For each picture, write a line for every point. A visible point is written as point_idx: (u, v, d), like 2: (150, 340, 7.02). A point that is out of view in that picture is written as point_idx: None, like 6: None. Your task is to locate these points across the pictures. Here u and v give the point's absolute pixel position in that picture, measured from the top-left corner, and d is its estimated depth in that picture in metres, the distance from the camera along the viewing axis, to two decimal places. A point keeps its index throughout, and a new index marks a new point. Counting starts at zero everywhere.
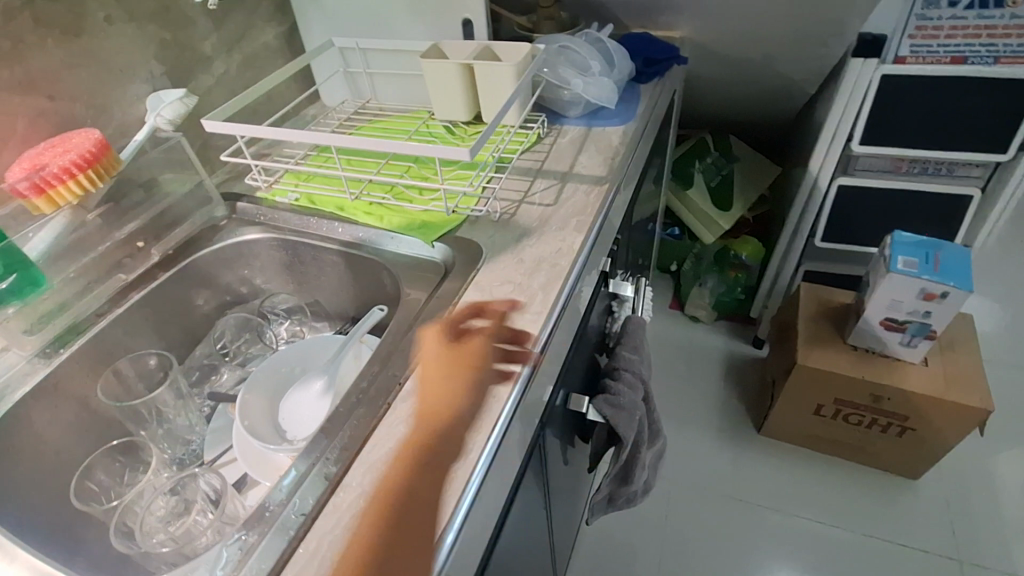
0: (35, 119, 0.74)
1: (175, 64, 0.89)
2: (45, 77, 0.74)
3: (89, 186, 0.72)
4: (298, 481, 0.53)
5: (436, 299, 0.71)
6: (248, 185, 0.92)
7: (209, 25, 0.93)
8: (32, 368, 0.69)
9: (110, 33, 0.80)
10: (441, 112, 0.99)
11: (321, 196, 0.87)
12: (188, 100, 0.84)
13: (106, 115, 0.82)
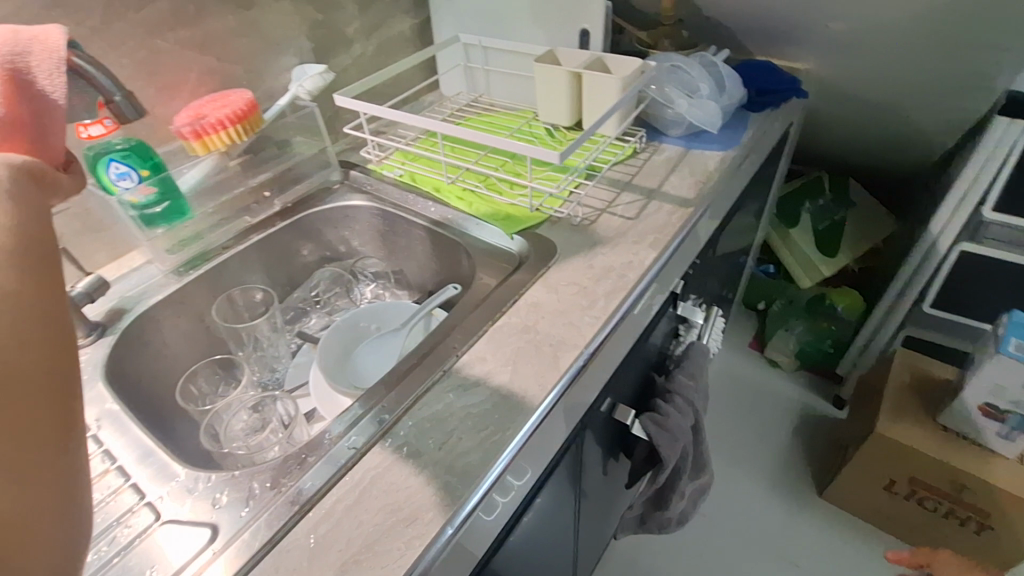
0: (204, 76, 0.88)
1: (321, 43, 1.01)
2: (218, 42, 0.88)
3: (236, 138, 0.84)
4: (353, 420, 0.59)
5: (504, 286, 0.75)
6: (362, 157, 1.03)
7: (355, 11, 1.05)
8: (166, 281, 0.82)
9: (274, 10, 0.93)
10: (545, 114, 1.03)
11: (422, 176, 0.96)
12: (326, 76, 0.96)
13: (258, 79, 0.95)
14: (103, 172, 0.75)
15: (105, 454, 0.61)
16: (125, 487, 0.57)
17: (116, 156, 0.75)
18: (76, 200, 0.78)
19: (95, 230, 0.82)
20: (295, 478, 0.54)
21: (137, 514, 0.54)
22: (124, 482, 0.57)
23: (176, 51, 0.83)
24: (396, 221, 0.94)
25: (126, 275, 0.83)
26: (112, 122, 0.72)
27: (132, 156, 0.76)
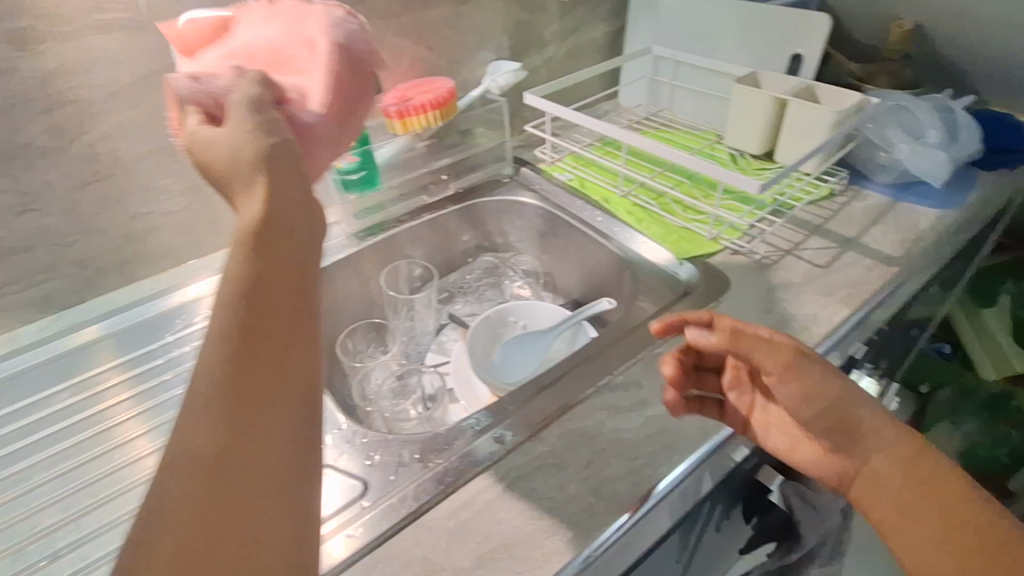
0: (414, 61, 0.94)
1: (519, 41, 1.04)
2: (432, 31, 0.93)
3: (432, 123, 0.88)
4: (503, 415, 0.59)
5: (669, 312, 0.72)
6: (536, 156, 1.04)
7: (557, 14, 1.06)
8: (347, 243, 0.89)
9: (486, 6, 0.97)
10: (733, 139, 0.97)
11: (593, 184, 0.95)
12: (519, 74, 0.98)
13: (458, 70, 0.99)
14: None
15: None
16: None
17: None
18: None
19: None
20: (442, 457, 0.56)
21: None
22: None
23: (397, 35, 0.90)
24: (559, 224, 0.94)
25: None
26: None
27: None
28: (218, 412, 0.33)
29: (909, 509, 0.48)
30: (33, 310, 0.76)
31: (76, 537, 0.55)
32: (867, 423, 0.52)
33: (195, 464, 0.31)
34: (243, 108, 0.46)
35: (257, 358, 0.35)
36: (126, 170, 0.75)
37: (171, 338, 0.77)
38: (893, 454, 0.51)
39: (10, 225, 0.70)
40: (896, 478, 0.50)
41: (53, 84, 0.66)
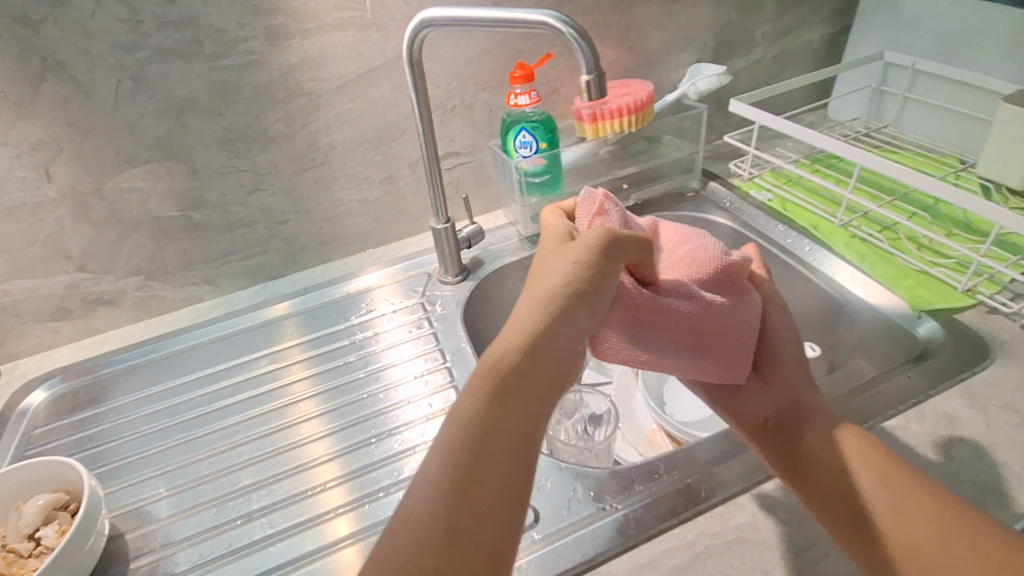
0: (611, 63, 0.89)
1: (725, 44, 0.95)
2: (635, 31, 0.88)
3: (625, 129, 0.83)
4: (691, 467, 0.53)
5: (900, 376, 0.59)
6: (729, 170, 0.94)
7: (772, 14, 0.95)
8: (520, 247, 0.88)
9: (695, 5, 0.89)
10: (993, 168, 0.79)
11: (800, 207, 0.83)
12: (722, 79, 0.91)
13: (655, 73, 0.93)
14: (511, 138, 0.80)
15: (455, 389, 0.68)
16: None
17: (528, 126, 0.79)
18: (478, 156, 0.88)
19: (480, 185, 0.91)
20: (622, 501, 0.51)
21: None
22: None
23: (598, 35, 0.86)
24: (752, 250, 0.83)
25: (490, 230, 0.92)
26: (536, 94, 0.77)
27: (540, 128, 0.80)
28: (467, 453, 0.37)
29: (905, 547, 0.41)
30: (248, 278, 0.85)
31: (264, 506, 0.59)
32: (848, 460, 0.45)
33: (439, 502, 0.35)
34: (600, 243, 0.42)
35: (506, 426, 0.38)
36: (338, 158, 0.80)
37: (349, 323, 0.81)
38: (952, 519, 0.41)
39: (243, 201, 0.78)
40: (902, 510, 0.42)
41: (293, 77, 0.72)
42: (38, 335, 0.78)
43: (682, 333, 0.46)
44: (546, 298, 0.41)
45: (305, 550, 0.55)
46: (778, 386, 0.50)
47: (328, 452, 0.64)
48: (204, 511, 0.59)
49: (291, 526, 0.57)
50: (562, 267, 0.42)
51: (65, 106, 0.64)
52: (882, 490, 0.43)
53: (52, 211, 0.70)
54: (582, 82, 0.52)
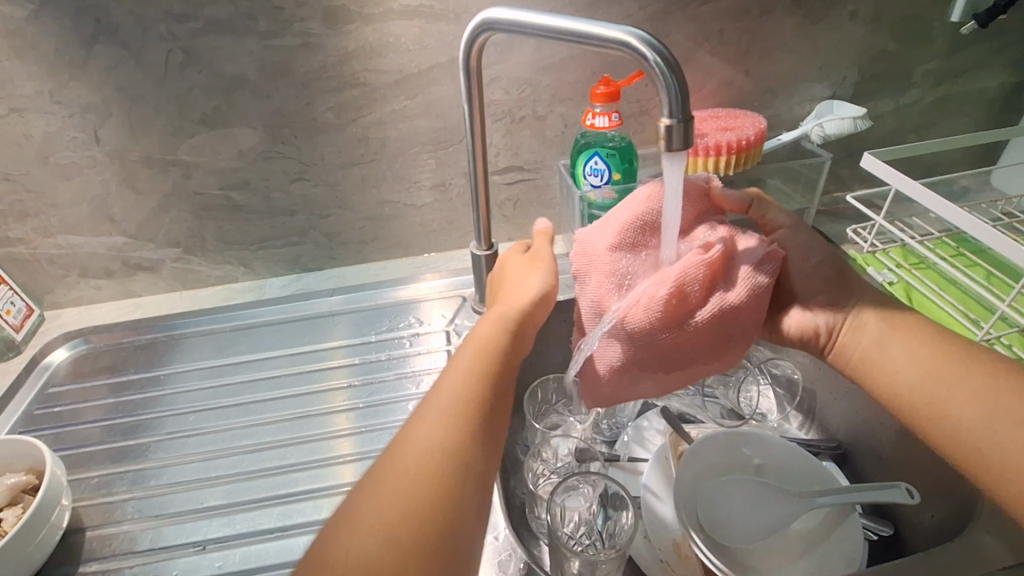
0: (721, 86, 0.75)
1: (871, 79, 0.77)
2: (757, 52, 0.73)
3: (721, 170, 0.68)
4: None
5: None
6: (845, 236, 0.78)
7: (942, 48, 0.76)
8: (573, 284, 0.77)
9: (841, 29, 0.72)
10: None
11: (929, 303, 0.65)
12: (859, 123, 0.73)
13: (773, 105, 0.77)
14: (581, 162, 0.69)
15: None
16: None
17: (603, 152, 0.67)
18: (544, 174, 0.77)
19: (542, 206, 0.80)
20: None
21: None
22: None
23: (709, 53, 0.72)
24: None
25: None
26: (618, 116, 0.65)
27: (616, 156, 0.68)
28: None
29: (937, 405, 0.45)
30: (284, 267, 0.82)
31: (251, 532, 0.53)
32: (874, 326, 0.48)
33: None
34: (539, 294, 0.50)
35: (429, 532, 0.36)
36: (389, 156, 0.73)
37: (402, 333, 0.74)
38: (971, 371, 0.44)
39: (286, 188, 0.74)
40: (930, 366, 0.45)
41: (349, 66, 0.66)
42: (82, 289, 0.79)
43: (668, 367, 0.45)
44: (470, 413, 0.41)
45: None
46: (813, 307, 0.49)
47: (346, 483, 0.57)
48: (191, 521, 0.54)
49: (275, 566, 0.50)
50: (465, 420, 0.40)
51: (115, 71, 0.64)
52: (910, 355, 0.46)
53: (100, 173, 0.70)
54: (660, 127, 0.40)
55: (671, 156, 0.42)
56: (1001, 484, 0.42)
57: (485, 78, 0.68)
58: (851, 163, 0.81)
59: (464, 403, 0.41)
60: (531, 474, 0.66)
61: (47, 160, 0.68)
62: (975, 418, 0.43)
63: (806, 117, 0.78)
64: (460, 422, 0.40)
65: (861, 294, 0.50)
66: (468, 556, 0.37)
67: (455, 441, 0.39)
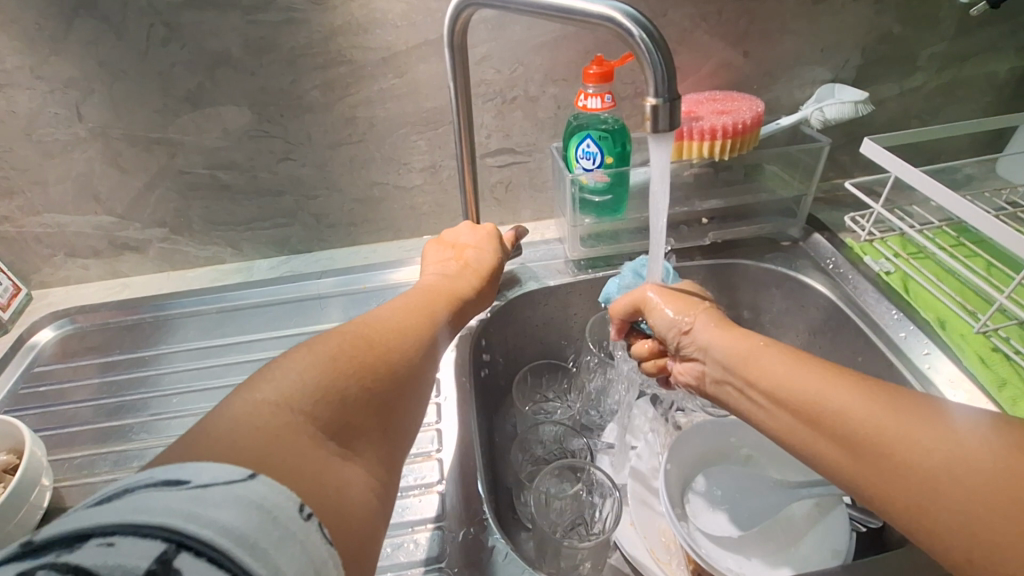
0: (719, 67, 0.72)
1: (875, 62, 0.75)
2: (757, 32, 0.70)
3: (716, 154, 0.66)
4: None
5: None
6: (843, 224, 0.76)
7: (950, 31, 0.73)
8: (564, 269, 0.76)
9: (845, 10, 0.70)
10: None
11: (927, 293, 0.64)
12: (861, 108, 0.71)
13: (772, 87, 0.75)
14: (573, 145, 0.67)
15: (436, 436, 0.58)
16: (435, 489, 0.53)
17: (594, 135, 0.66)
18: (536, 157, 0.76)
19: (534, 189, 0.79)
20: None
21: (430, 535, 0.49)
22: (436, 484, 0.54)
23: (707, 33, 0.70)
24: (848, 332, 0.66)
25: (535, 243, 0.80)
26: (611, 98, 0.63)
27: (608, 139, 0.66)
28: (338, 398, 0.35)
29: (820, 430, 0.39)
30: (273, 248, 0.80)
31: None
32: (767, 367, 0.43)
33: (315, 404, 0.34)
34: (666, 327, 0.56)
35: (359, 414, 0.36)
36: (377, 137, 0.71)
37: None
38: (841, 381, 0.39)
39: (272, 169, 0.72)
40: (836, 406, 0.38)
41: (335, 42, 0.64)
42: (69, 269, 0.79)
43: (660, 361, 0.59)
44: (428, 335, 0.45)
45: None
46: (693, 338, 0.52)
47: None
48: None
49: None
50: (388, 369, 0.39)
51: (97, 46, 0.62)
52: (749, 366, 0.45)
53: (84, 151, 0.69)
54: (647, 107, 0.41)
55: (657, 135, 0.44)
56: (922, 505, 0.34)
57: (474, 56, 0.67)
58: (851, 150, 0.79)
59: (406, 348, 0.42)
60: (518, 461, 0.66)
61: (31, 138, 0.67)
62: (920, 445, 0.34)
63: (807, 101, 0.75)
64: (403, 353, 0.42)
65: (736, 334, 0.48)
66: (326, 453, 0.33)
67: (407, 348, 0.42)
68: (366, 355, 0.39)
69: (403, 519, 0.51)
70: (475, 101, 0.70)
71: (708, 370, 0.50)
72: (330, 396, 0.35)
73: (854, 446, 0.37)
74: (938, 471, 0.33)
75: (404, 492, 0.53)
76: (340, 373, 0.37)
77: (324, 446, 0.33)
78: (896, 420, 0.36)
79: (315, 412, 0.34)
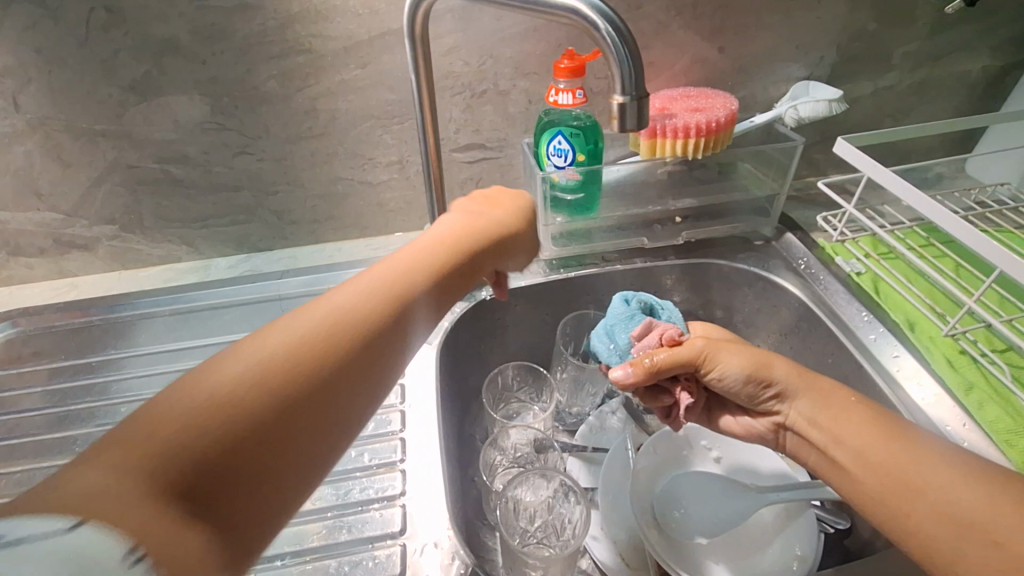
0: (693, 63, 0.71)
1: (848, 61, 0.74)
2: (731, 27, 0.69)
3: (690, 153, 0.65)
4: None
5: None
6: (815, 224, 0.75)
7: (923, 29, 0.73)
8: (536, 269, 0.74)
9: (819, 6, 0.69)
10: None
11: (897, 295, 0.64)
12: (835, 107, 0.70)
13: (747, 84, 0.74)
14: (544, 141, 0.65)
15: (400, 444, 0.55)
16: (399, 501, 0.50)
17: (566, 132, 0.63)
18: (507, 153, 0.73)
19: (505, 187, 0.77)
20: None
21: (392, 551, 0.47)
22: (400, 496, 0.51)
23: (682, 27, 0.68)
24: (819, 334, 0.65)
25: None
26: (583, 93, 0.61)
27: (580, 136, 0.64)
28: (250, 407, 0.29)
29: (919, 502, 0.38)
30: (232, 246, 0.77)
31: None
32: (866, 432, 0.42)
33: (215, 423, 0.28)
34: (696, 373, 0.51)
35: (285, 423, 0.30)
36: (340, 130, 0.68)
37: None
38: (960, 458, 0.39)
39: (228, 163, 0.69)
40: (948, 487, 0.37)
41: (292, 30, 0.61)
42: (12, 268, 0.74)
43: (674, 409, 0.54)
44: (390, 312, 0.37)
45: None
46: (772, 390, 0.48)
47: None
48: None
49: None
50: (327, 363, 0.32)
51: (30, 30, 0.58)
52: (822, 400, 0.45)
53: (22, 143, 0.64)
54: (615, 105, 0.40)
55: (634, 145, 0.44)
56: None
57: (440, 48, 0.64)
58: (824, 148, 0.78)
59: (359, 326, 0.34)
60: (488, 467, 0.64)
61: None
62: None
63: (781, 98, 0.74)
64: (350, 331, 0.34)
65: (827, 388, 0.46)
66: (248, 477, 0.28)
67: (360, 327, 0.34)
68: (295, 350, 0.32)
69: (363, 534, 0.48)
70: (443, 95, 0.67)
71: (791, 422, 0.47)
72: (285, 388, 0.30)
73: (958, 531, 0.36)
74: None
75: (365, 505, 0.50)
76: (264, 379, 0.30)
77: (226, 473, 0.27)
78: (985, 500, 0.36)
79: (223, 432, 0.28)
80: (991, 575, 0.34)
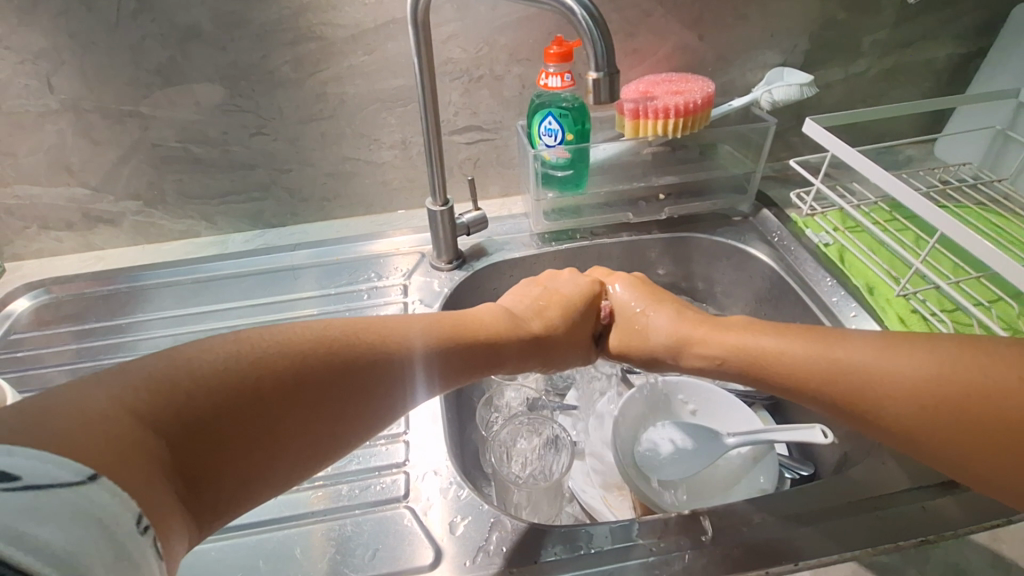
0: (676, 49, 0.76)
1: (821, 48, 0.79)
2: (710, 16, 0.74)
3: (670, 132, 0.71)
4: (628, 546, 0.46)
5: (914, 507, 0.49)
6: (789, 200, 0.81)
7: (890, 19, 0.78)
8: (530, 242, 0.79)
9: None
10: None
11: (859, 263, 0.69)
12: (807, 91, 0.75)
13: (726, 70, 0.79)
14: (535, 122, 0.71)
15: None
16: (402, 438, 0.57)
17: (556, 112, 0.69)
18: (502, 135, 0.79)
19: (501, 166, 0.82)
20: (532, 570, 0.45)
21: (396, 477, 0.53)
22: (403, 434, 0.57)
23: (664, 16, 0.74)
24: (789, 300, 0.71)
25: (502, 218, 0.83)
26: (571, 77, 0.67)
27: (569, 116, 0.70)
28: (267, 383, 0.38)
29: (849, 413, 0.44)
30: (247, 222, 0.83)
31: None
32: (772, 367, 0.48)
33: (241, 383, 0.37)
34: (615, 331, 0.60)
35: (287, 402, 0.39)
36: (348, 113, 0.74)
37: (362, 286, 0.76)
38: (822, 356, 0.46)
39: (245, 143, 0.75)
40: (839, 378, 0.44)
41: (305, 19, 0.66)
42: (43, 241, 0.80)
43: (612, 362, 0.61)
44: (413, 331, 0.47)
45: (237, 523, 0.50)
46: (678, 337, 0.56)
47: None
48: None
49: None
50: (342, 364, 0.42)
51: (66, 17, 0.63)
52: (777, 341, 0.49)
53: (56, 123, 0.70)
54: (590, 80, 0.45)
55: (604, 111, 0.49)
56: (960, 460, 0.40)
57: (441, 35, 0.69)
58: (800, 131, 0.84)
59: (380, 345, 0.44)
60: (484, 419, 0.70)
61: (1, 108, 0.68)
62: (910, 395, 0.41)
63: (758, 83, 0.80)
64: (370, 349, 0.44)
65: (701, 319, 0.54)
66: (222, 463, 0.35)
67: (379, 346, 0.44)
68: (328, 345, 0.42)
69: (371, 464, 0.55)
70: (443, 80, 0.73)
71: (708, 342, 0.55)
72: (291, 369, 0.39)
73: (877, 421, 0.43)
74: (946, 412, 0.40)
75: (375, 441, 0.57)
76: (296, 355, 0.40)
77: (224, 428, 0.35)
78: (860, 380, 0.43)
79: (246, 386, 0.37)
80: (939, 449, 0.41)
